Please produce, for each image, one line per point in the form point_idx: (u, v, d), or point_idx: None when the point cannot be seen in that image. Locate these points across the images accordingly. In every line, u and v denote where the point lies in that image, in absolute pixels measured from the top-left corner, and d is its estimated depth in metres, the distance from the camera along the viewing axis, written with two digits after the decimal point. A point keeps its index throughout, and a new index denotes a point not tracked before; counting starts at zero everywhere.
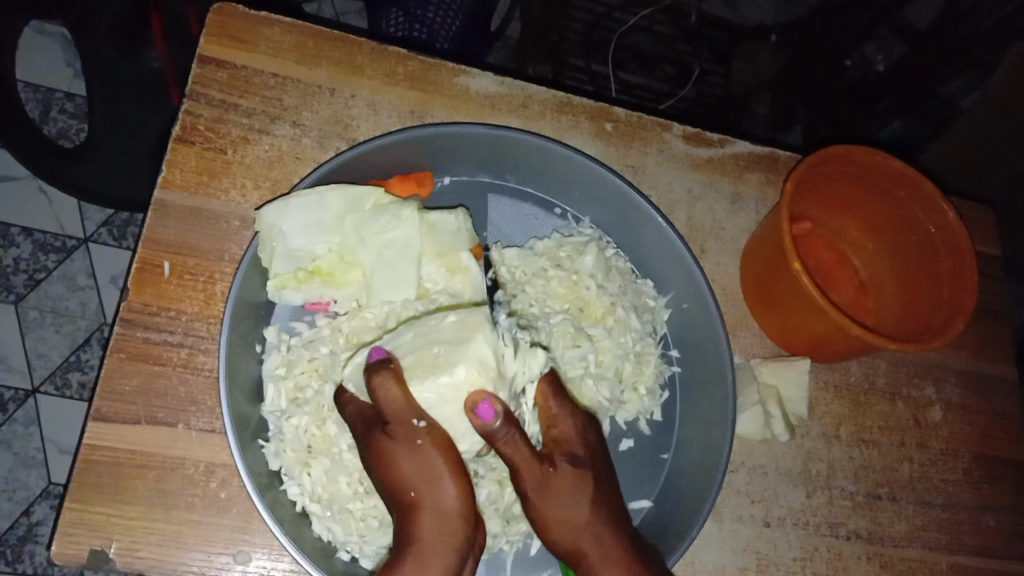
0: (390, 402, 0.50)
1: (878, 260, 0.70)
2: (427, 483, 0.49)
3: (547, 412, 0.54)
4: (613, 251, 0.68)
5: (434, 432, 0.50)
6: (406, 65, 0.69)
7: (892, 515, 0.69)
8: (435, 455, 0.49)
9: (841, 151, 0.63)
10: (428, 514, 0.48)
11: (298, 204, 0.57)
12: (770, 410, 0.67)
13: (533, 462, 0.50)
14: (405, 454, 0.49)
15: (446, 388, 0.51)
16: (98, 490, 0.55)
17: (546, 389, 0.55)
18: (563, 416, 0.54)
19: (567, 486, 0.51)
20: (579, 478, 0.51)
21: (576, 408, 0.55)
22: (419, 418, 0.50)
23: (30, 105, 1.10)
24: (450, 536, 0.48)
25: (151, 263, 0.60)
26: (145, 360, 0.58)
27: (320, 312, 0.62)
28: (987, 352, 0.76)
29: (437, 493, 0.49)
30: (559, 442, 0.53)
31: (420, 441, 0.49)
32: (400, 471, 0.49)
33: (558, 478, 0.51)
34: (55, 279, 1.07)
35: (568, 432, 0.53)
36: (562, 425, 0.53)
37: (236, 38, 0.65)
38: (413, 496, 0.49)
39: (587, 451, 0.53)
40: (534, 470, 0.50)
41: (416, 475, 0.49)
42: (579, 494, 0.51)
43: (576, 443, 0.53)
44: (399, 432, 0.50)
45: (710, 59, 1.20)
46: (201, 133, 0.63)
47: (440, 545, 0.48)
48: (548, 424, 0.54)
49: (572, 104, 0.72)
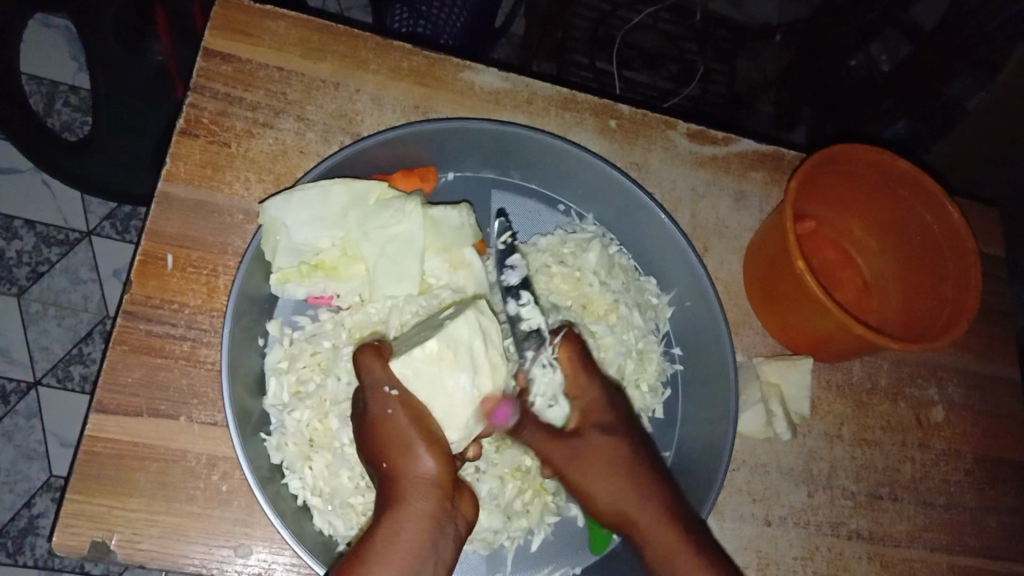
0: (369, 372, 0.51)
1: (882, 259, 0.69)
2: (399, 454, 0.49)
3: (576, 379, 0.56)
4: (617, 249, 0.68)
5: (407, 402, 0.50)
6: (411, 60, 0.69)
7: (893, 516, 0.69)
8: (405, 423, 0.50)
9: (848, 151, 0.63)
10: (403, 481, 0.48)
11: (302, 197, 0.57)
12: (773, 409, 0.66)
13: (551, 441, 0.55)
14: (380, 424, 0.50)
15: (421, 363, 0.52)
16: (100, 482, 0.55)
17: (573, 355, 0.56)
18: (586, 383, 0.56)
19: (604, 453, 0.54)
20: (612, 446, 0.54)
21: (600, 375, 0.57)
22: (392, 387, 0.50)
23: (34, 98, 1.10)
24: (421, 503, 0.48)
25: (154, 256, 0.60)
26: (149, 353, 0.58)
27: (323, 306, 0.62)
28: (990, 353, 0.76)
29: (409, 461, 0.49)
30: (588, 410, 0.55)
31: (391, 409, 0.50)
32: (376, 442, 0.50)
33: (591, 447, 0.54)
34: (58, 272, 1.07)
35: (596, 401, 0.56)
36: (589, 394, 0.56)
37: (243, 31, 0.65)
38: (387, 468, 0.49)
39: (615, 418, 0.55)
40: (558, 452, 0.55)
41: (389, 445, 0.49)
42: (615, 457, 0.53)
43: (602, 412, 0.55)
44: (372, 405, 0.50)
45: (714, 58, 1.20)
46: (205, 126, 0.63)
47: (416, 510, 0.47)
48: (577, 393, 0.56)
49: (577, 101, 0.72)
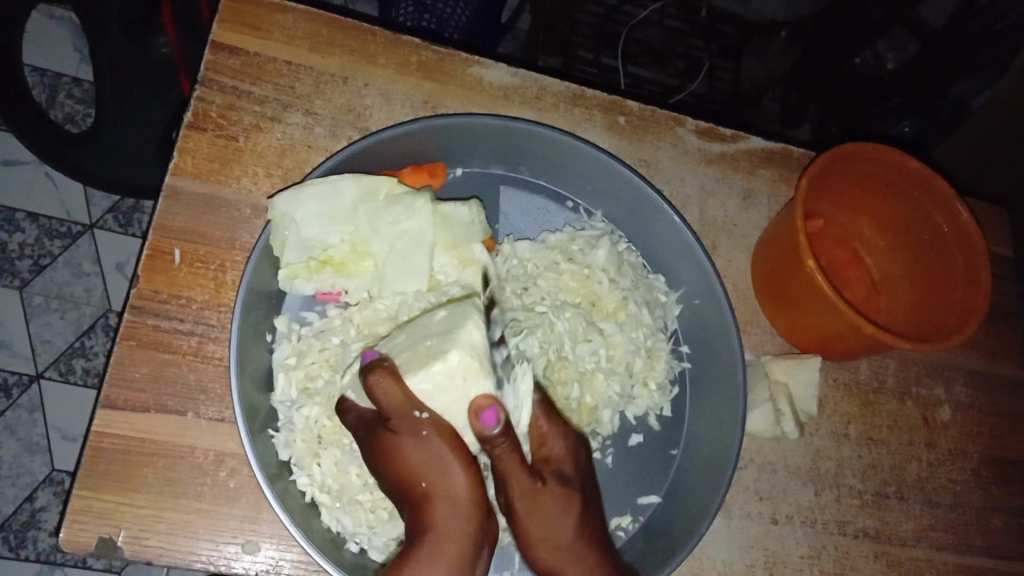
0: (390, 399, 0.51)
1: (891, 258, 0.69)
2: (436, 473, 0.50)
3: (538, 428, 0.55)
4: (626, 246, 0.67)
5: (437, 422, 0.51)
6: (420, 54, 0.68)
7: (899, 515, 0.69)
8: (440, 444, 0.51)
9: (859, 149, 0.62)
10: (441, 502, 0.50)
11: (311, 193, 0.56)
12: (781, 407, 0.67)
13: (522, 475, 0.52)
14: (411, 447, 0.50)
15: (442, 376, 0.51)
16: (107, 477, 0.54)
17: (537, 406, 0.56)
18: (554, 435, 0.55)
19: (553, 503, 0.53)
20: (567, 498, 0.53)
21: (565, 426, 0.56)
22: (420, 411, 0.51)
23: (37, 89, 1.10)
24: (463, 523, 0.49)
25: (161, 250, 0.59)
26: (155, 348, 0.57)
27: (331, 302, 0.61)
28: (997, 353, 0.76)
29: (446, 480, 0.50)
30: (550, 460, 0.55)
31: (424, 432, 0.51)
32: (408, 464, 0.50)
33: (544, 496, 0.53)
34: (61, 265, 1.06)
35: (558, 451, 0.55)
36: (554, 444, 0.55)
37: (250, 24, 0.65)
38: (424, 487, 0.50)
39: (575, 471, 0.55)
40: (523, 483, 0.52)
41: (424, 467, 0.50)
42: (563, 513, 0.53)
43: (566, 462, 0.55)
44: (403, 427, 0.51)
45: (719, 54, 1.20)
46: (213, 120, 0.62)
47: (459, 530, 0.49)
48: (539, 442, 0.55)
49: (585, 97, 0.71)
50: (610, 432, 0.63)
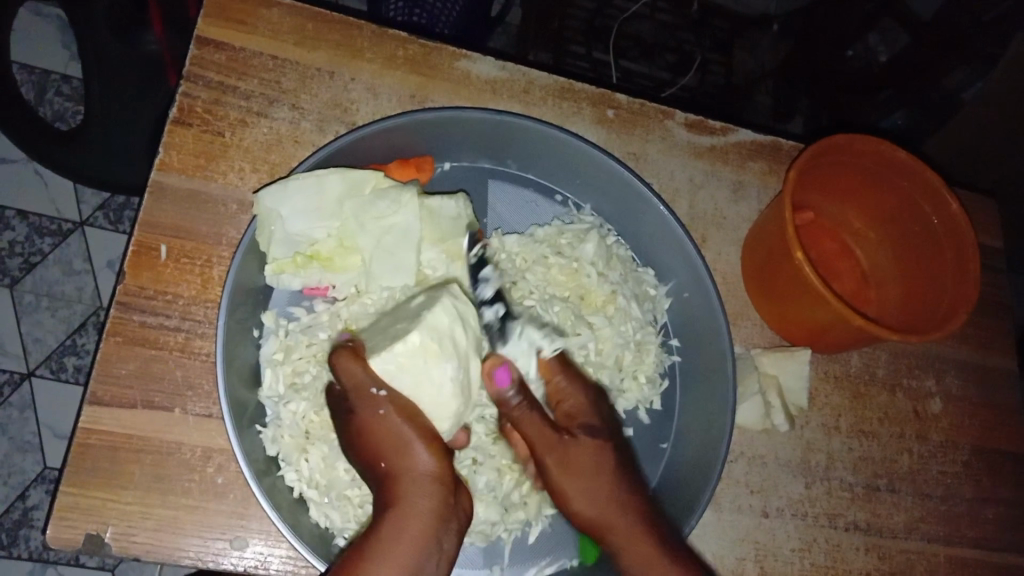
0: (350, 378, 0.53)
1: (879, 250, 0.69)
2: (396, 450, 0.52)
3: (556, 386, 0.59)
4: (614, 239, 0.67)
5: (396, 400, 0.53)
6: (407, 48, 0.68)
7: (890, 506, 0.69)
8: (398, 422, 0.52)
9: (845, 141, 0.62)
10: (404, 478, 0.51)
11: (296, 186, 0.56)
12: (770, 400, 0.67)
13: (546, 431, 0.56)
14: (372, 425, 0.52)
15: (403, 356, 0.52)
16: (93, 474, 0.54)
17: (552, 364, 0.60)
18: (568, 391, 0.59)
19: (585, 453, 0.56)
20: (596, 448, 0.57)
21: (582, 381, 0.60)
22: (378, 389, 0.53)
23: (26, 86, 1.09)
24: (425, 499, 0.51)
25: (147, 246, 0.59)
26: (141, 345, 0.57)
27: (318, 297, 0.61)
28: (988, 344, 0.76)
29: (407, 458, 0.52)
30: (572, 414, 0.58)
31: (382, 410, 0.52)
32: (371, 442, 0.52)
33: (574, 448, 0.56)
34: (51, 263, 1.06)
35: (579, 406, 0.58)
36: (571, 400, 0.59)
37: (236, 19, 0.64)
38: (385, 466, 0.52)
39: (598, 423, 0.58)
40: (549, 439, 0.56)
41: (384, 445, 0.52)
42: (596, 460, 0.56)
43: (587, 414, 0.58)
44: (362, 406, 0.53)
45: (712, 47, 1.19)
46: (199, 115, 0.62)
47: (421, 505, 0.50)
48: (558, 399, 0.59)
49: (573, 90, 0.71)
50: None
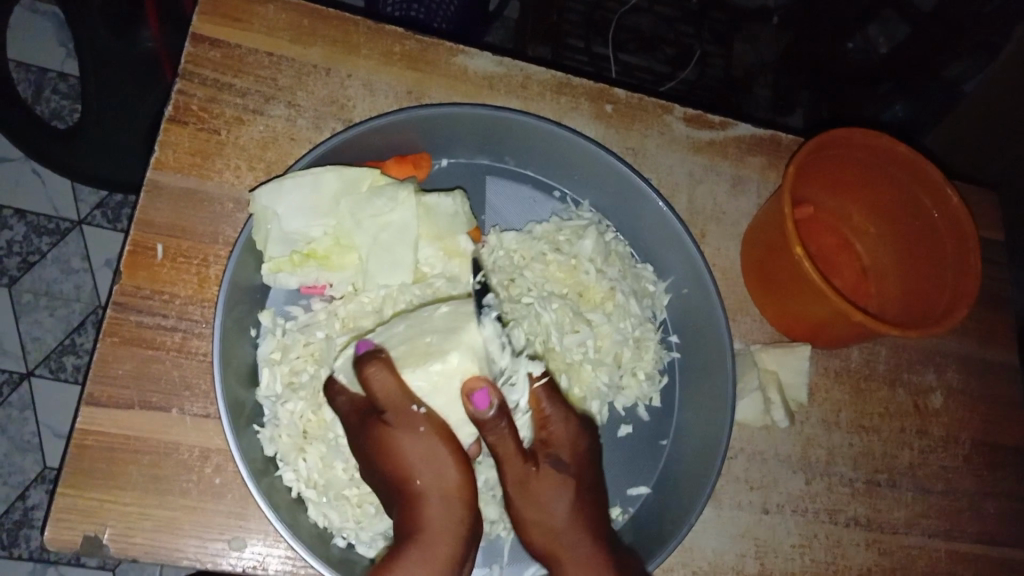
0: (385, 390, 0.50)
1: (880, 244, 0.69)
2: (431, 468, 0.48)
3: (541, 415, 0.52)
4: (614, 235, 0.67)
5: (433, 419, 0.50)
6: (404, 44, 0.67)
7: (891, 502, 0.69)
8: (437, 442, 0.49)
9: (845, 135, 0.62)
10: (434, 501, 0.48)
11: (292, 185, 0.56)
12: (770, 396, 0.66)
13: (514, 458, 0.49)
14: (405, 443, 0.49)
15: (438, 375, 0.51)
16: (91, 474, 0.54)
17: (540, 392, 0.53)
18: (554, 420, 0.52)
19: (546, 488, 0.50)
20: (560, 483, 0.50)
21: (570, 409, 0.53)
22: (418, 405, 0.50)
23: (22, 84, 1.09)
24: (455, 524, 0.47)
25: (143, 246, 0.59)
26: (138, 345, 0.57)
27: (315, 295, 0.61)
28: (988, 338, 0.76)
29: (441, 477, 0.48)
30: (549, 443, 0.51)
31: (421, 428, 0.49)
32: (403, 459, 0.49)
33: (538, 480, 0.50)
34: (49, 262, 1.06)
35: (559, 435, 0.52)
36: (553, 428, 0.52)
37: (231, 16, 0.64)
38: (418, 485, 0.48)
39: (572, 457, 0.51)
40: (516, 467, 0.50)
41: (420, 464, 0.48)
42: (557, 498, 0.50)
43: (564, 448, 0.51)
44: (398, 420, 0.49)
45: (712, 41, 1.18)
46: (194, 113, 0.62)
47: (450, 533, 0.47)
48: (539, 426, 0.52)
49: (572, 85, 0.71)
50: (600, 423, 0.63)
